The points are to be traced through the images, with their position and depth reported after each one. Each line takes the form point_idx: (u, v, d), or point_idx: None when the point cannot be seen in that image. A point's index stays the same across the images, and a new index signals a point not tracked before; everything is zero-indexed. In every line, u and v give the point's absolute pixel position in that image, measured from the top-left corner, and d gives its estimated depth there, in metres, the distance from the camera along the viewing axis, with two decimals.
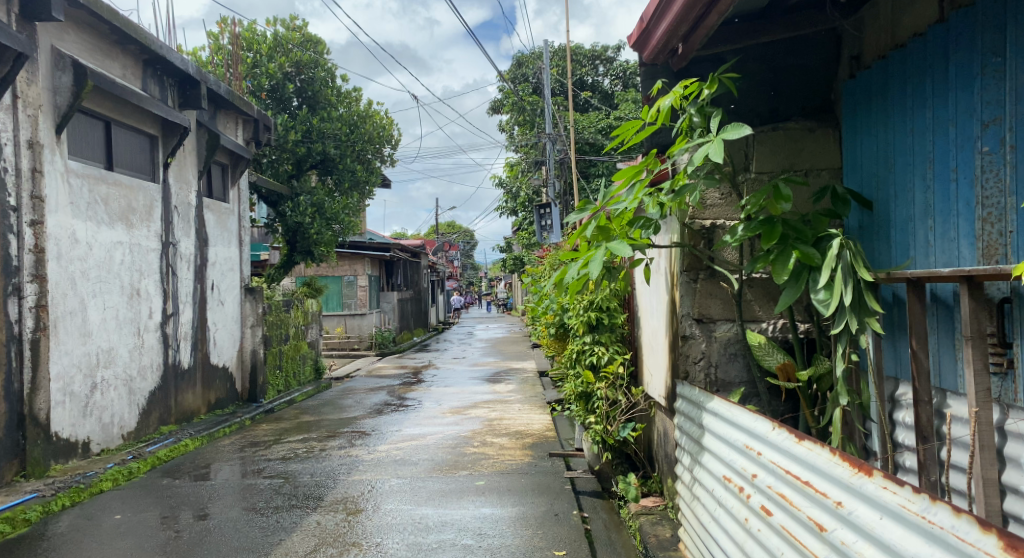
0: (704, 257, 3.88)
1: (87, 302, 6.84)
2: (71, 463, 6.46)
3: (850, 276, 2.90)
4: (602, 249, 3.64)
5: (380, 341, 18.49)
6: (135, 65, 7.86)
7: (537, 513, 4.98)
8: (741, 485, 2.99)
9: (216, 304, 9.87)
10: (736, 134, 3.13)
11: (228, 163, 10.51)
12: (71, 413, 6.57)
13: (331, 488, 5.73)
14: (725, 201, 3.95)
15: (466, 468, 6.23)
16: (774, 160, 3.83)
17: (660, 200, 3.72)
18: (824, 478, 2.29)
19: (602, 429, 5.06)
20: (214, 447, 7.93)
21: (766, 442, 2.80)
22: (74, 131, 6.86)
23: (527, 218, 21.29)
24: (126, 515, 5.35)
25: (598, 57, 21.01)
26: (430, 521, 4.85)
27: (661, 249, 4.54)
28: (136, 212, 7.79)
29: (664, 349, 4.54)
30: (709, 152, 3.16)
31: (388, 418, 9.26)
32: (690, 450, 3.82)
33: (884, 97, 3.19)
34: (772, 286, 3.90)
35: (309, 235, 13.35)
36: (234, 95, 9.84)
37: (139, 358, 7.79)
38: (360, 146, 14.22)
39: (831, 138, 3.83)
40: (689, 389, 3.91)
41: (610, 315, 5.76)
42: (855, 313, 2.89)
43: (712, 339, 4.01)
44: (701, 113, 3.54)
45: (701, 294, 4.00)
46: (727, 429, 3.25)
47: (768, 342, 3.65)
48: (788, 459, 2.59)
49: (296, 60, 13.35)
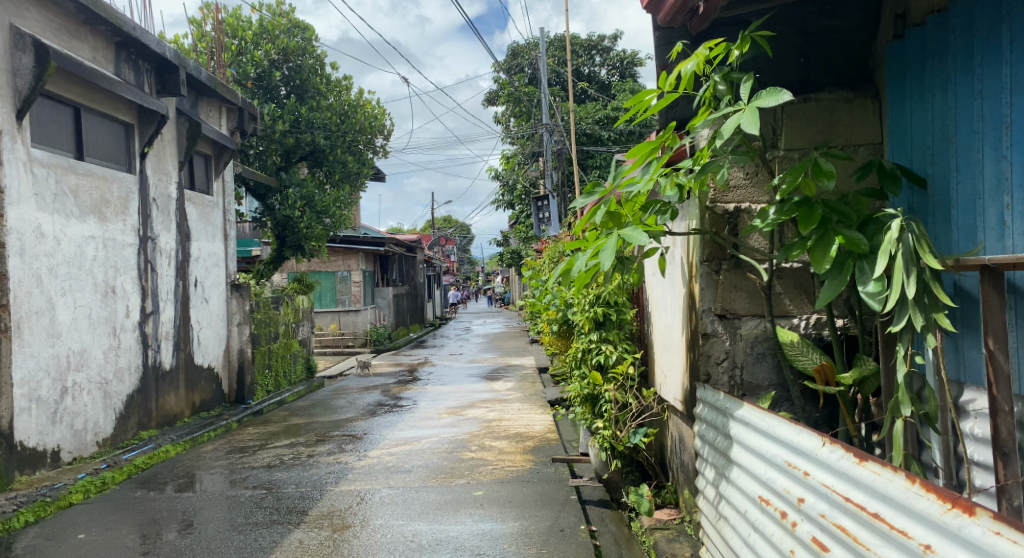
0: (728, 244, 3.45)
1: (55, 301, 6.39)
2: (38, 474, 6.01)
3: (912, 264, 2.43)
4: (614, 237, 3.18)
5: (375, 338, 18.04)
6: (106, 48, 7.39)
7: (541, 528, 4.53)
8: (783, 509, 2.56)
9: (201, 301, 9.42)
10: (773, 101, 2.70)
11: (212, 153, 10.03)
12: (39, 420, 6.12)
13: (316, 500, 5.31)
14: (751, 182, 3.52)
15: (463, 476, 5.79)
16: (807, 135, 3.41)
17: (679, 181, 3.29)
18: (901, 513, 1.91)
19: (611, 435, 4.66)
20: (196, 454, 7.48)
21: (815, 461, 2.38)
22: (38, 116, 6.38)
23: (524, 211, 20.83)
24: (91, 533, 4.90)
25: (594, 47, 20.52)
26: (423, 538, 4.41)
27: (677, 237, 4.11)
28: (110, 204, 7.32)
29: (681, 349, 4.11)
30: (741, 122, 2.72)
31: (381, 420, 8.83)
32: (715, 463, 3.38)
33: (942, 56, 2.74)
34: (804, 278, 3.49)
35: (299, 229, 12.88)
36: (216, 81, 9.36)
37: (115, 360, 7.33)
38: (350, 136, 13.77)
39: (870, 109, 3.41)
40: (712, 394, 3.47)
41: (617, 311, 5.32)
42: (920, 307, 2.44)
43: (737, 337, 3.58)
44: (726, 80, 3.10)
45: (724, 286, 3.57)
46: (763, 442, 2.81)
47: (801, 341, 3.22)
48: (847, 484, 2.17)
49: (283, 47, 12.86)
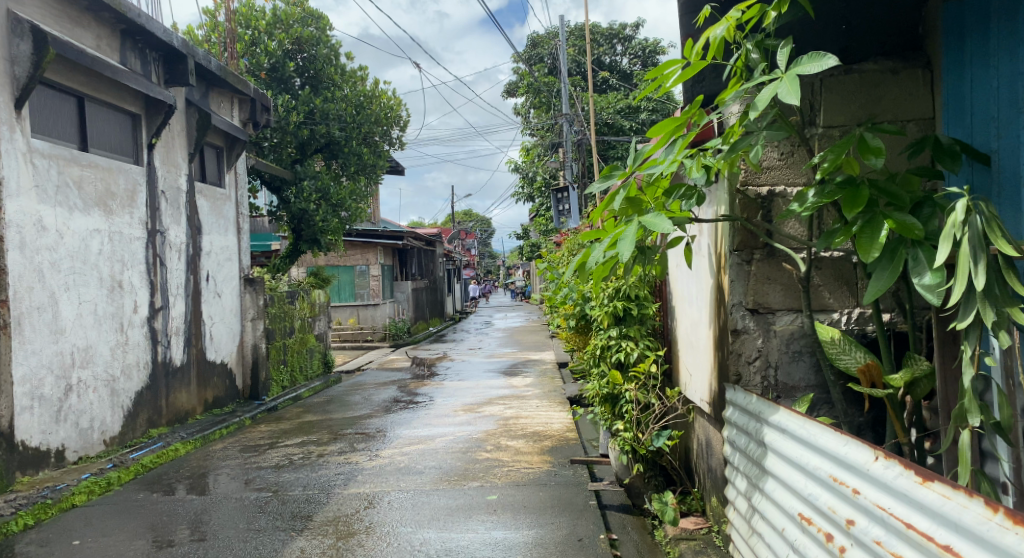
0: (761, 231, 3.14)
1: (58, 296, 6.21)
2: (41, 475, 5.84)
3: (980, 249, 2.08)
4: (635, 223, 2.88)
5: (393, 333, 17.89)
6: (111, 36, 7.19)
7: (558, 538, 4.23)
8: (828, 531, 2.25)
9: (213, 296, 9.23)
10: (816, 66, 2.38)
11: (224, 146, 9.82)
12: (41, 419, 5.94)
13: (323, 505, 5.07)
14: (786, 162, 3.20)
15: (477, 478, 5.52)
16: (848, 110, 3.08)
17: (706, 162, 2.99)
18: (981, 549, 1.60)
19: (632, 438, 4.37)
20: (206, 453, 7.30)
21: (867, 478, 2.07)
22: (39, 106, 6.19)
23: (545, 204, 20.50)
24: (87, 540, 4.70)
25: (615, 36, 20.09)
26: (431, 548, 4.14)
27: (704, 224, 3.80)
28: (116, 197, 7.13)
29: (708, 347, 3.80)
30: (779, 91, 2.40)
31: (396, 417, 8.59)
32: (748, 473, 3.07)
33: (1011, 13, 2.40)
34: (846, 268, 3.16)
35: (314, 222, 12.67)
36: (226, 71, 9.16)
37: (123, 357, 7.15)
38: (366, 127, 13.52)
39: (919, 80, 3.06)
40: (744, 396, 3.16)
41: (639, 305, 5.01)
42: (990, 300, 2.10)
43: (770, 334, 3.27)
44: (760, 48, 2.78)
45: (756, 278, 3.25)
46: (803, 452, 2.50)
47: (844, 338, 2.90)
48: (908, 507, 1.87)
49: (297, 37, 12.67)
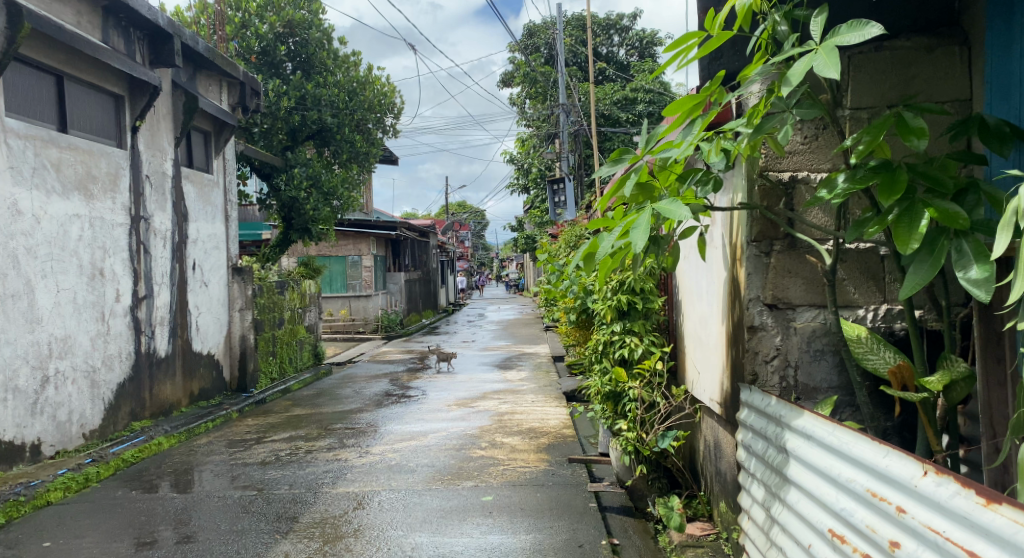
0: (783, 220, 2.91)
1: (35, 284, 5.94)
2: (15, 470, 5.57)
3: None
4: (648, 211, 2.62)
5: (386, 324, 17.63)
6: (92, 12, 6.89)
7: (557, 544, 4.00)
8: (865, 551, 2.04)
9: (199, 285, 8.96)
10: (858, 36, 2.14)
11: (212, 130, 9.53)
12: (15, 413, 5.68)
13: (310, 505, 4.83)
14: (810, 146, 2.99)
15: (471, 478, 5.29)
16: (879, 90, 2.86)
17: (726, 145, 2.74)
18: None
19: (636, 438, 4.13)
20: (190, 447, 7.04)
21: (914, 496, 1.85)
22: (14, 84, 5.89)
23: (540, 196, 20.28)
24: (58, 541, 4.44)
25: (613, 26, 19.79)
26: (423, 554, 3.91)
27: (718, 214, 3.58)
28: (97, 180, 6.85)
29: (720, 344, 3.57)
30: (815, 64, 2.14)
31: (387, 412, 8.36)
32: (766, 481, 2.84)
33: None
34: (873, 262, 2.94)
35: (305, 210, 12.36)
36: (215, 53, 8.86)
37: (104, 347, 6.88)
38: (359, 115, 13.22)
39: (954, 59, 2.84)
40: (761, 397, 2.93)
41: (644, 299, 4.80)
42: None
43: (790, 332, 3.06)
44: (788, 20, 2.56)
45: (776, 271, 3.03)
46: (832, 462, 2.27)
47: (870, 336, 2.67)
48: (969, 532, 1.65)
49: (288, 20, 12.36)
